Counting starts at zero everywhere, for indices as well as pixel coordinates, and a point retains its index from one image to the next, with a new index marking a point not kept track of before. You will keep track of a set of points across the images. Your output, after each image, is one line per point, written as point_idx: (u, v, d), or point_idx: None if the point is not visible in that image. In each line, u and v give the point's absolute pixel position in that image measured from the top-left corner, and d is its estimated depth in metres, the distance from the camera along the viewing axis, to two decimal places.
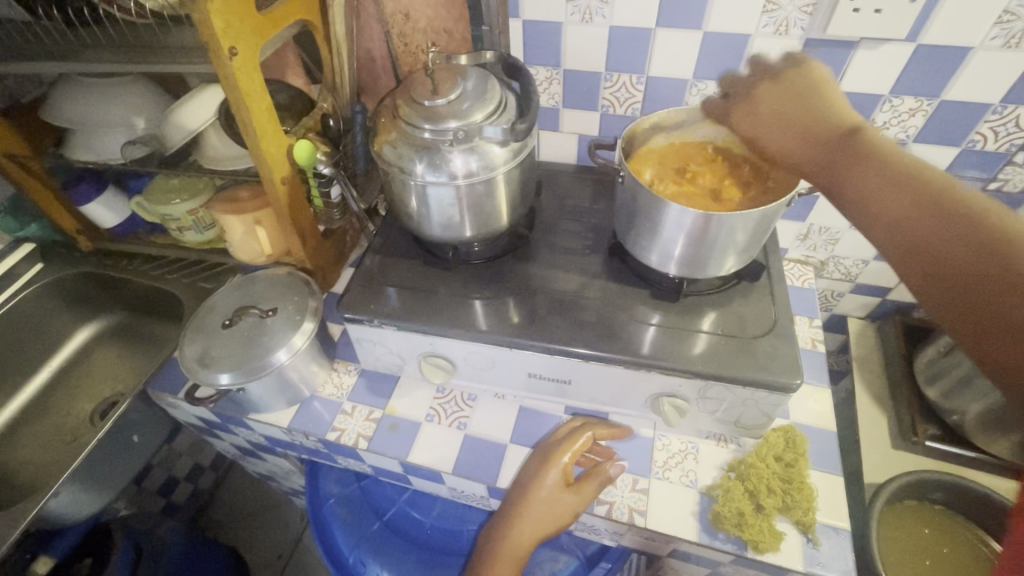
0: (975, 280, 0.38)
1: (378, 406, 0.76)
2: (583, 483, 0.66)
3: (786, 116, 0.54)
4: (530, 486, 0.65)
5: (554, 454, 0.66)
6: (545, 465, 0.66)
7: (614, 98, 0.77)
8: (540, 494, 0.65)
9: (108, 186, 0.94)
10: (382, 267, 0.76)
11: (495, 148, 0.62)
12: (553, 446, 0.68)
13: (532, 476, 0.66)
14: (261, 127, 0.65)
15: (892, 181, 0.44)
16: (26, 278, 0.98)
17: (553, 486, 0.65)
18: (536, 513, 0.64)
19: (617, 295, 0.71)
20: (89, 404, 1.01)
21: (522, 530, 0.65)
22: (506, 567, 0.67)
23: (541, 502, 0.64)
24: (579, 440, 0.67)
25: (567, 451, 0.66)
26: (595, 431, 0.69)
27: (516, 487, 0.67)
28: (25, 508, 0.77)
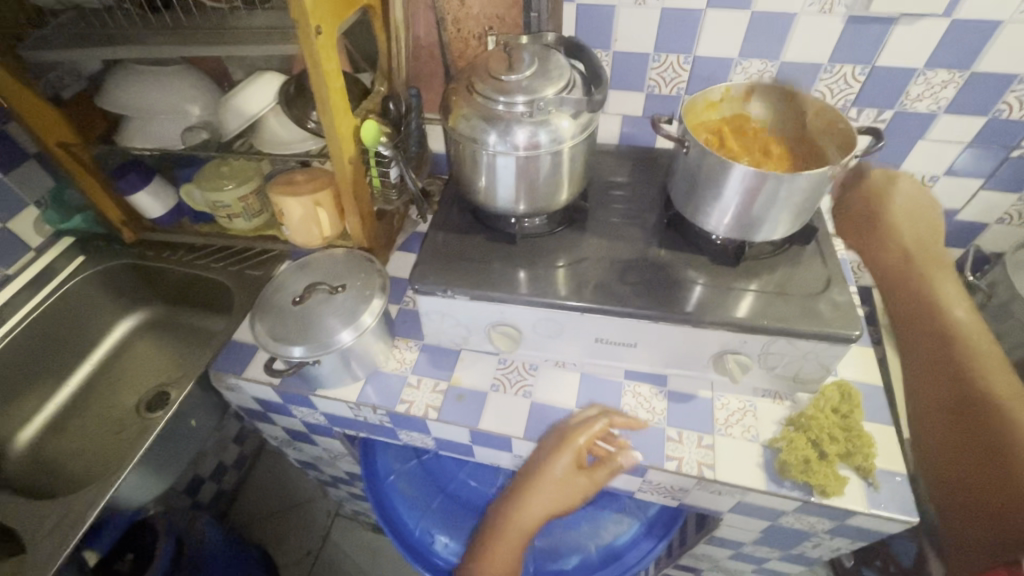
0: (987, 492, 0.61)
1: (443, 378, 0.79)
2: (595, 468, 0.69)
3: (897, 246, 0.73)
4: (545, 466, 0.67)
5: (570, 437, 0.68)
6: (561, 446, 0.67)
7: (661, 79, 0.81)
8: (554, 475, 0.67)
9: (155, 176, 0.95)
10: (443, 241, 0.78)
11: (565, 122, 0.65)
12: (568, 430, 0.69)
13: (545, 457, 0.68)
14: (336, 107, 0.68)
15: (930, 371, 0.68)
16: (67, 271, 0.99)
17: (567, 467, 0.67)
18: (546, 490, 0.67)
19: (673, 262, 0.75)
20: (133, 395, 1.01)
21: (529, 507, 0.68)
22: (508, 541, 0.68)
23: (552, 480, 0.67)
24: (596, 425, 0.68)
25: (583, 434, 0.68)
26: (613, 418, 0.70)
27: (531, 468, 0.69)
28: (89, 501, 0.73)
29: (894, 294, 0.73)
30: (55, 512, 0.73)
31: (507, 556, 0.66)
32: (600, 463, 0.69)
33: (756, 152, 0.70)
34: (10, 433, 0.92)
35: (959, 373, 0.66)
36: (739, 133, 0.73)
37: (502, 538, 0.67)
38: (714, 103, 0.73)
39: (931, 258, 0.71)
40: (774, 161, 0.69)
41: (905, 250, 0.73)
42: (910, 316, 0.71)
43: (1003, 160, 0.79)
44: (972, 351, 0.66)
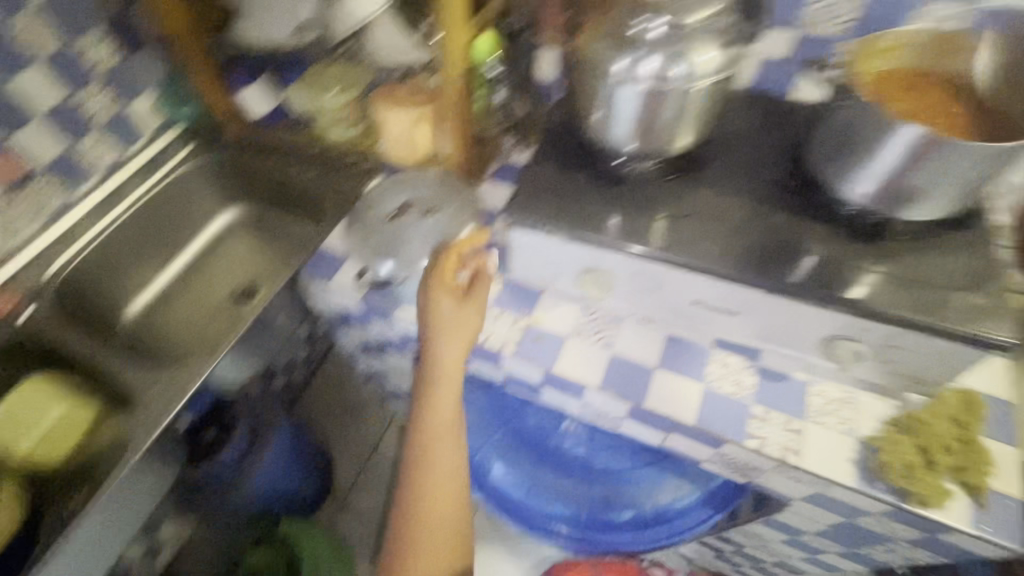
0: None
1: (523, 316, 0.77)
2: (477, 290, 0.73)
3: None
4: (435, 313, 0.71)
5: (434, 278, 0.72)
6: (432, 288, 0.72)
7: (820, 15, 0.72)
8: (444, 314, 0.71)
9: (261, 74, 0.94)
10: (543, 173, 0.73)
11: (706, 55, 0.58)
12: (432, 273, 0.73)
13: (433, 305, 0.72)
14: (456, 16, 0.63)
15: None
16: (175, 161, 1.03)
17: (450, 303, 0.71)
18: (447, 327, 0.71)
19: (795, 229, 0.67)
20: (226, 287, 1.07)
21: (444, 349, 0.71)
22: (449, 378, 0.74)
23: (448, 318, 0.71)
24: (446, 258, 0.73)
25: (434, 272, 0.72)
26: (459, 247, 0.73)
27: (425, 314, 0.72)
28: (192, 374, 0.79)
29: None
30: (160, 383, 0.81)
31: (450, 394, 0.74)
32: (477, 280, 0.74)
33: (938, 112, 0.60)
34: (121, 304, 1.00)
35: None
36: (919, 87, 0.62)
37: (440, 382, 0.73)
38: (891, 50, 0.63)
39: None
40: (957, 124, 0.59)
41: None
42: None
43: None
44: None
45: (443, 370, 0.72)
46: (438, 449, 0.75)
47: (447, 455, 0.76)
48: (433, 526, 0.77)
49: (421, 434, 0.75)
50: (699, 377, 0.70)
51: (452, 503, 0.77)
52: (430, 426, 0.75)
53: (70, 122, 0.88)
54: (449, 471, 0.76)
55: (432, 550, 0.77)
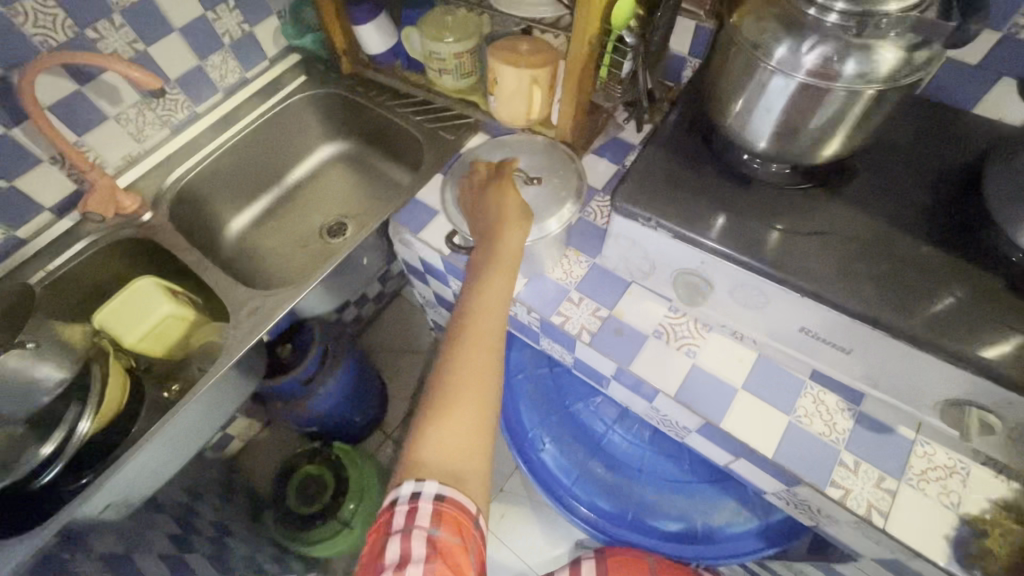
0: None
1: (605, 305, 0.74)
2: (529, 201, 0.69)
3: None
4: (496, 205, 0.67)
5: (499, 180, 0.70)
6: (497, 186, 0.69)
7: None
8: (507, 205, 0.67)
9: (382, 12, 0.92)
10: (658, 160, 0.67)
11: (890, 54, 0.49)
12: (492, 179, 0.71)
13: (493, 203, 0.68)
14: None
15: None
16: (291, 88, 1.06)
17: (511, 198, 0.68)
18: (509, 217, 0.66)
19: (945, 269, 0.58)
20: (320, 218, 1.12)
21: (508, 237, 0.65)
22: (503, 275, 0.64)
23: (510, 210, 0.67)
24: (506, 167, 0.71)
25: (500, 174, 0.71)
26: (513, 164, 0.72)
27: (491, 207, 0.68)
28: (280, 304, 0.85)
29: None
30: (256, 302, 0.85)
31: (504, 282, 0.64)
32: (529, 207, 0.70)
33: None
34: (226, 220, 1.07)
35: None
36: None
37: (495, 269, 0.63)
38: None
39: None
40: None
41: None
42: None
43: None
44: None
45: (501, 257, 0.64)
46: (479, 334, 0.61)
47: (493, 349, 0.61)
48: (457, 425, 0.56)
49: (468, 320, 0.63)
50: (788, 409, 0.65)
51: (485, 402, 0.59)
52: (478, 314, 0.63)
53: (201, 37, 0.91)
54: (487, 357, 0.60)
55: (447, 461, 0.55)
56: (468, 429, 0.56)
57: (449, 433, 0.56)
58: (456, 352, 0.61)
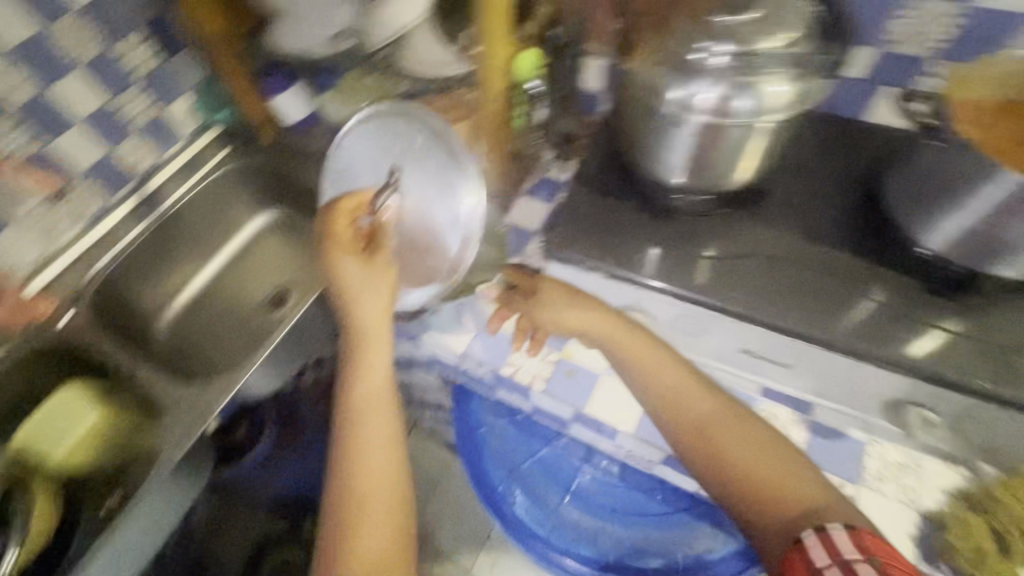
0: None
1: (554, 348, 0.73)
2: (380, 241, 0.57)
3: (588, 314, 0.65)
4: (336, 275, 0.57)
5: (331, 233, 0.57)
6: (331, 246, 0.56)
7: (908, 33, 0.63)
8: (349, 271, 0.56)
9: (297, 79, 0.90)
10: (583, 202, 0.68)
11: (782, 87, 0.51)
12: (326, 228, 0.57)
13: (331, 271, 0.57)
14: (495, 28, 0.59)
15: None
16: (215, 163, 1.03)
17: (353, 257, 0.56)
18: (360, 285, 0.56)
19: (865, 275, 0.60)
20: (259, 291, 1.08)
21: (366, 307, 0.57)
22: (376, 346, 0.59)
23: (356, 277, 0.56)
24: (342, 202, 0.57)
25: (334, 222, 0.57)
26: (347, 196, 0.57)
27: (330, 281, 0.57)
28: (214, 400, 0.81)
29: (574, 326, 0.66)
30: (192, 389, 0.82)
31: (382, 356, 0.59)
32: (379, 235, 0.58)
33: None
34: (157, 308, 1.02)
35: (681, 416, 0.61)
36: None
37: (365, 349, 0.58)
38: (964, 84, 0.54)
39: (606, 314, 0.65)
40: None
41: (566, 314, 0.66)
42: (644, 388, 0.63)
43: None
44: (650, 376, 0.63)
45: (366, 332, 0.58)
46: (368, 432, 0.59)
47: (381, 439, 0.59)
48: (367, 545, 0.55)
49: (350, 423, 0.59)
50: None
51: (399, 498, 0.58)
52: (354, 403, 0.59)
53: (107, 127, 0.88)
54: (383, 451, 0.58)
55: None
56: (379, 540, 0.55)
57: (363, 554, 0.54)
58: (346, 467, 0.57)
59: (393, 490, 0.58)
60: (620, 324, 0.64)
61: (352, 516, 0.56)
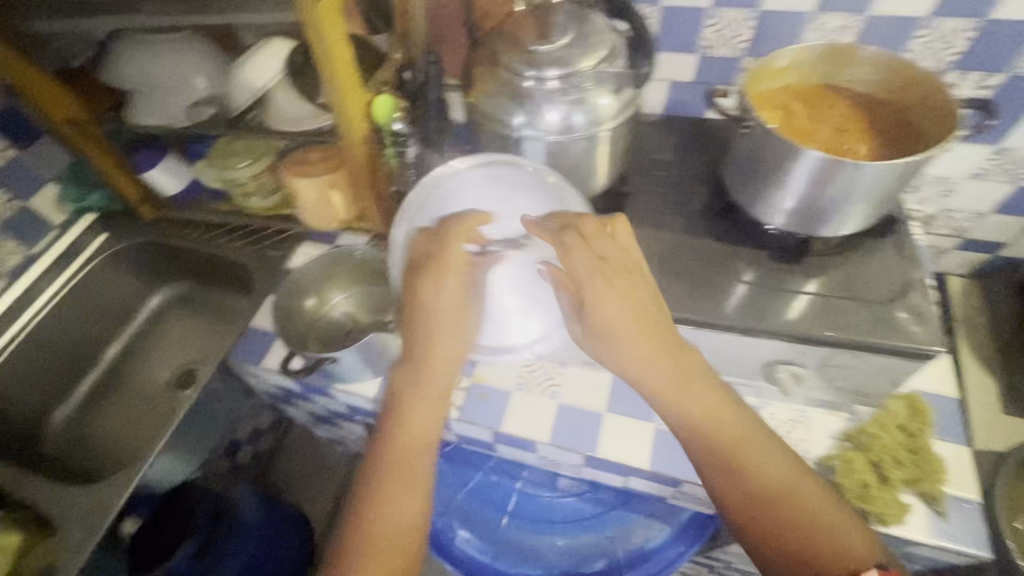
0: None
1: (464, 374, 0.74)
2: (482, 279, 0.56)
3: (630, 328, 0.51)
4: (433, 301, 0.53)
5: (444, 255, 0.54)
6: (444, 271, 0.53)
7: (718, 38, 0.69)
8: (438, 306, 0.54)
9: (167, 152, 0.90)
10: None
11: (604, 99, 0.57)
12: (434, 251, 0.54)
13: (423, 294, 0.53)
14: (344, 80, 0.61)
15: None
16: (91, 249, 0.97)
17: (450, 292, 0.53)
18: (432, 318, 0.54)
19: (724, 255, 0.65)
20: (163, 373, 1.02)
21: (444, 344, 0.54)
22: (432, 384, 0.55)
23: (426, 306, 0.54)
24: (467, 220, 0.55)
25: (451, 247, 0.54)
26: (478, 214, 0.55)
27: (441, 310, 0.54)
28: (113, 496, 0.74)
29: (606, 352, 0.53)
30: (87, 494, 0.75)
31: (428, 404, 0.55)
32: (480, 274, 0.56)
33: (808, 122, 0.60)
34: (48, 411, 0.95)
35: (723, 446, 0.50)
36: (805, 96, 0.63)
37: (420, 384, 0.54)
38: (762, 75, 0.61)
39: (646, 330, 0.51)
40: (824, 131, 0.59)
41: (599, 329, 0.52)
42: (687, 416, 0.51)
43: None
44: (698, 401, 0.51)
45: (431, 364, 0.55)
46: (396, 473, 0.52)
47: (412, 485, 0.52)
48: None
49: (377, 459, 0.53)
50: (650, 416, 0.69)
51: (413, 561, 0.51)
52: (399, 441, 0.54)
53: None
54: (415, 500, 0.52)
55: None
56: None
57: None
58: (363, 510, 0.51)
59: (408, 547, 0.51)
60: (675, 344, 0.52)
61: (357, 561, 0.49)
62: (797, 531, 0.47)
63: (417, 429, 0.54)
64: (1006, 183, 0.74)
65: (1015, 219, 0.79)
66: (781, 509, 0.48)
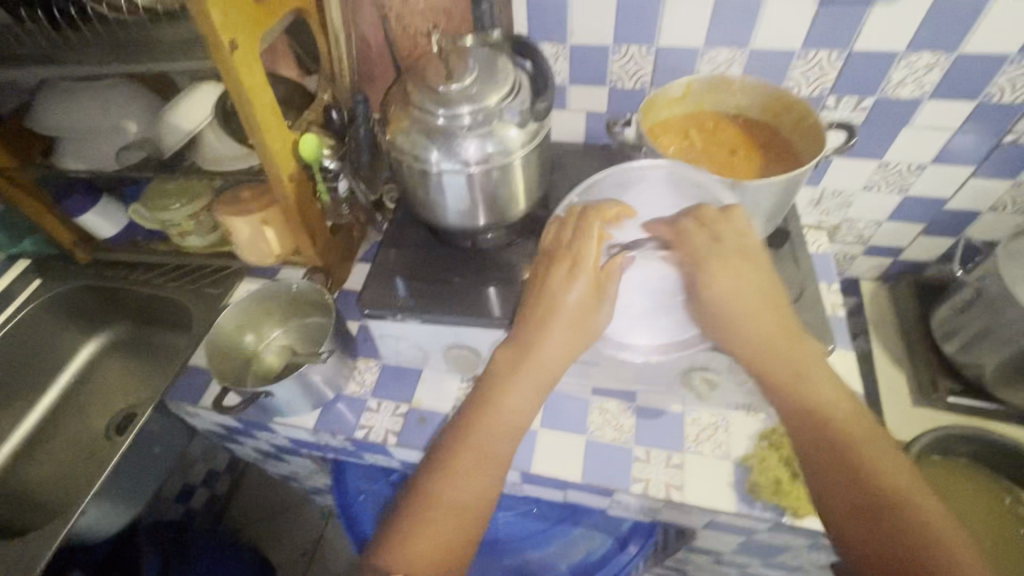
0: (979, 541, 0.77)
1: (403, 401, 0.76)
2: (607, 283, 0.58)
3: (751, 315, 0.56)
4: (549, 294, 0.57)
5: (580, 249, 0.58)
6: (556, 262, 0.58)
7: (623, 71, 0.75)
8: (565, 300, 0.57)
9: (100, 196, 0.90)
10: (395, 259, 0.73)
11: (512, 131, 0.61)
12: (559, 247, 0.60)
13: (555, 286, 0.58)
14: (266, 122, 0.63)
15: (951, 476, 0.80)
16: (26, 295, 0.96)
17: (578, 290, 0.57)
18: (549, 313, 0.57)
19: None
20: (102, 419, 1.00)
21: (555, 339, 0.57)
22: (539, 378, 0.57)
23: (557, 304, 0.57)
24: (591, 220, 0.59)
25: (589, 244, 0.58)
26: (605, 216, 0.59)
27: (536, 302, 0.58)
28: (37, 552, 0.72)
29: (725, 342, 0.57)
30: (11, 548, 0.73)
31: (529, 400, 0.57)
32: (606, 279, 0.58)
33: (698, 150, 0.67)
34: None
35: (831, 437, 0.51)
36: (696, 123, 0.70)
37: (529, 372, 0.57)
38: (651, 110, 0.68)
39: (767, 309, 0.57)
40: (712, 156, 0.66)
41: (713, 310, 0.57)
42: (796, 396, 0.54)
43: (994, 146, 0.73)
44: (816, 390, 0.53)
45: (546, 362, 0.57)
46: (476, 453, 0.55)
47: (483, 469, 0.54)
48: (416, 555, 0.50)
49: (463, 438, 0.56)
50: (582, 430, 0.71)
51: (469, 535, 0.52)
52: (489, 426, 0.56)
53: None
54: (481, 482, 0.54)
55: None
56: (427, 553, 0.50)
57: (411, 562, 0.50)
58: (439, 473, 0.55)
59: (459, 527, 0.52)
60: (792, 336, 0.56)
61: (416, 518, 0.52)
62: (887, 527, 0.45)
63: (518, 411, 0.56)
64: (895, 193, 0.82)
65: (908, 225, 0.86)
66: (885, 513, 0.46)
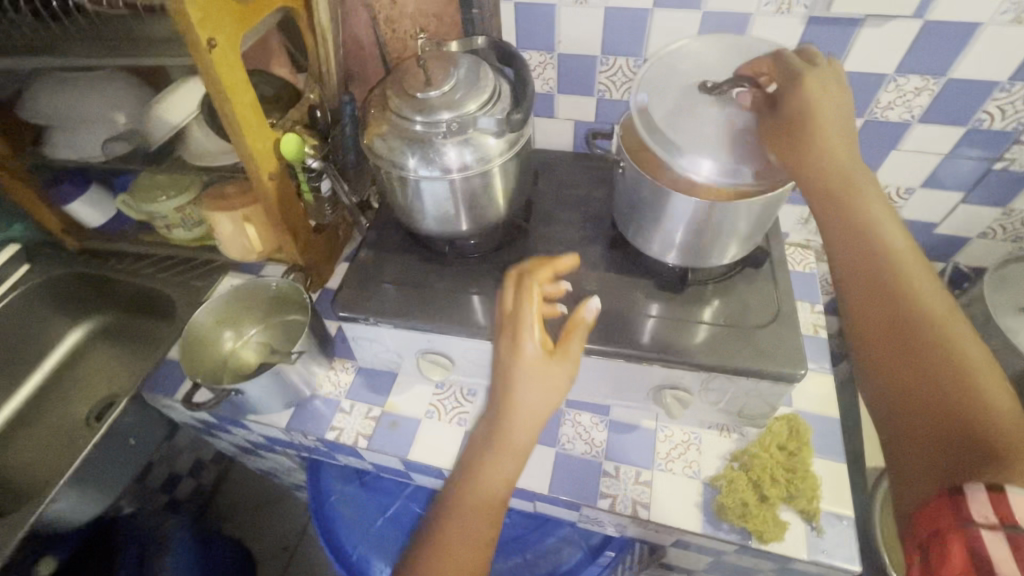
0: None
1: (377, 404, 0.75)
2: (568, 338, 0.53)
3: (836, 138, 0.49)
4: (507, 357, 0.51)
5: (520, 314, 0.51)
6: (515, 313, 0.52)
7: (611, 82, 0.75)
8: (525, 358, 0.50)
9: (90, 185, 0.92)
10: (373, 261, 0.73)
11: (490, 140, 0.60)
12: (507, 305, 0.53)
13: (505, 350, 0.51)
14: (246, 123, 0.63)
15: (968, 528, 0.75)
16: (14, 280, 0.96)
17: (531, 353, 0.50)
18: (513, 375, 0.50)
19: (618, 285, 0.68)
20: (85, 406, 1.00)
21: (526, 397, 0.50)
22: (520, 435, 0.51)
23: (520, 367, 0.50)
24: (529, 293, 0.52)
25: (528, 309, 0.51)
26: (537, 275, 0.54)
27: (500, 359, 0.52)
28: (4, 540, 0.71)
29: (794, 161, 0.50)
30: None
31: (509, 466, 0.52)
32: (568, 331, 0.53)
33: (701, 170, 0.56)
34: None
35: (880, 269, 0.45)
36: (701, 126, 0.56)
37: (511, 432, 0.51)
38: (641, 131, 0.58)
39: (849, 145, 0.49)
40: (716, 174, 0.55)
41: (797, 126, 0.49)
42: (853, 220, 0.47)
43: (985, 172, 0.71)
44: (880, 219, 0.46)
45: (518, 421, 0.51)
46: (465, 517, 0.52)
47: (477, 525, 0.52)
48: None
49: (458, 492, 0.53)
50: (552, 442, 0.71)
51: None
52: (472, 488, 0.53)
53: None
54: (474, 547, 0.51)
55: None
56: None
57: None
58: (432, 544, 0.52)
59: None
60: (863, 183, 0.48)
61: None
62: (928, 372, 0.40)
63: (498, 492, 0.52)
64: None
65: None
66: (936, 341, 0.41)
